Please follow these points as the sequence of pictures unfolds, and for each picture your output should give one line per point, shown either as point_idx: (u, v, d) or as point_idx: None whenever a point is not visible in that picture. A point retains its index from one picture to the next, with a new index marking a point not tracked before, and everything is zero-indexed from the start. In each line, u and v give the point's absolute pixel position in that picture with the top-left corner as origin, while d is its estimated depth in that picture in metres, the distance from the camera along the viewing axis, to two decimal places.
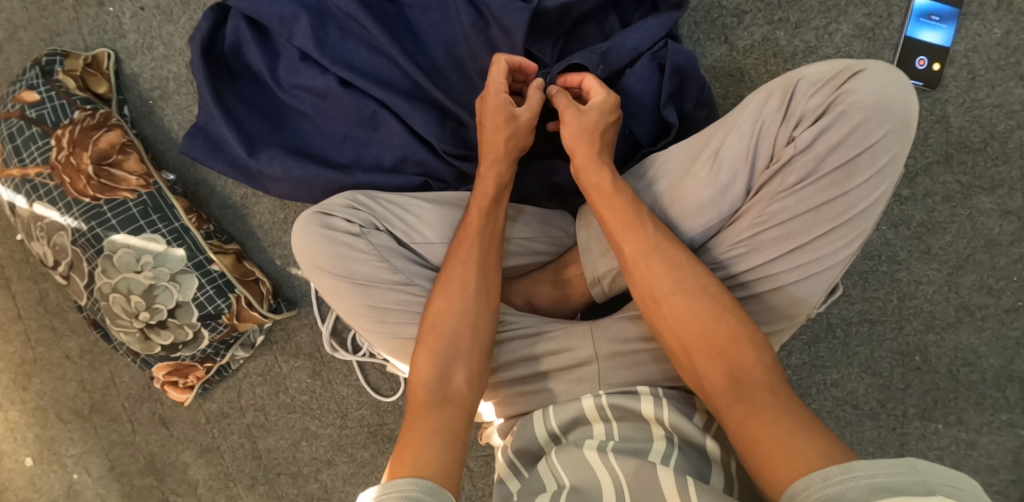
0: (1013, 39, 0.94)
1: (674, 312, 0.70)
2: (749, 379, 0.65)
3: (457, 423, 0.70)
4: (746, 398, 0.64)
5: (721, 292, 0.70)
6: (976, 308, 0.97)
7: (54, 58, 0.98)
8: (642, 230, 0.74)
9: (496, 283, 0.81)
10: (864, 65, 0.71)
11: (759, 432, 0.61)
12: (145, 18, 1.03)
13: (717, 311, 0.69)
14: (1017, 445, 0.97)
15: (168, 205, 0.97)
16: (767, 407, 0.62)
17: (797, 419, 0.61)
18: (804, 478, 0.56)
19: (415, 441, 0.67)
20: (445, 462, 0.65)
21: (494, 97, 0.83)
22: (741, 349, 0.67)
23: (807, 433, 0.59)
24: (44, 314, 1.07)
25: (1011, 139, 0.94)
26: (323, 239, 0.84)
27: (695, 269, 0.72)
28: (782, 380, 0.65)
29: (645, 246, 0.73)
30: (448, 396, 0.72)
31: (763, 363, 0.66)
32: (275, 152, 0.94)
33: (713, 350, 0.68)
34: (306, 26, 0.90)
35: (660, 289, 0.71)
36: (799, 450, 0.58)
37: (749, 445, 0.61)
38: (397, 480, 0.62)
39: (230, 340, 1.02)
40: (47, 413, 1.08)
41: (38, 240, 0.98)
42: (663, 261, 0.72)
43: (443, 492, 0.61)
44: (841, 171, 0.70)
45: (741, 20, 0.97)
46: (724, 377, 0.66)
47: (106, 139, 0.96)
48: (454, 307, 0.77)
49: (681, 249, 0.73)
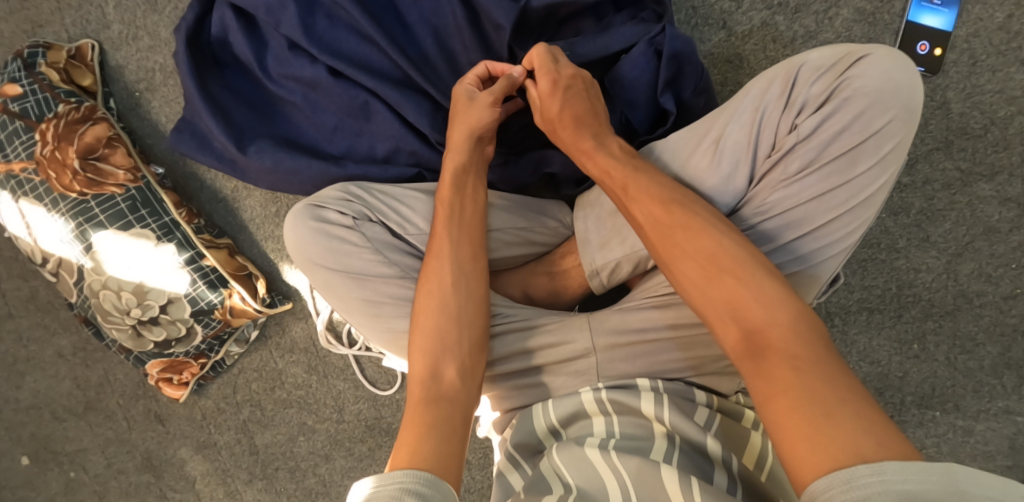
0: (1015, 24, 0.91)
1: (681, 279, 0.65)
2: (767, 345, 0.58)
3: (453, 417, 0.69)
4: (764, 369, 0.57)
5: (729, 254, 0.64)
6: (974, 296, 0.96)
7: (36, 50, 0.96)
8: (647, 200, 0.70)
9: (482, 276, 0.80)
10: (868, 50, 0.71)
11: (779, 417, 0.54)
12: (129, 8, 1.00)
13: (723, 276, 0.62)
14: (1013, 432, 0.97)
15: (157, 199, 0.96)
16: (787, 384, 0.55)
17: (822, 403, 0.53)
18: (824, 477, 0.50)
19: (410, 436, 0.66)
20: (440, 454, 0.64)
21: (455, 91, 0.85)
22: (754, 313, 0.60)
23: (834, 421, 0.52)
24: (35, 312, 1.06)
25: (1012, 124, 0.92)
26: (316, 233, 0.83)
27: (694, 229, 0.66)
28: (806, 337, 0.57)
29: (652, 217, 0.69)
30: (441, 392, 0.71)
31: (783, 320, 0.58)
32: (265, 144, 0.93)
33: (725, 317, 0.61)
34: (294, 14, 0.89)
35: (667, 258, 0.67)
36: (825, 440, 0.52)
37: (772, 432, 0.55)
38: (397, 472, 0.60)
39: (224, 335, 1.01)
40: (42, 412, 1.07)
41: (25, 238, 0.97)
42: (666, 230, 0.68)
43: (443, 485, 0.60)
44: (843, 159, 0.70)
45: (740, 4, 0.93)
46: (740, 342, 0.60)
47: (92, 133, 0.94)
48: (439, 299, 0.77)
49: (687, 210, 0.68)
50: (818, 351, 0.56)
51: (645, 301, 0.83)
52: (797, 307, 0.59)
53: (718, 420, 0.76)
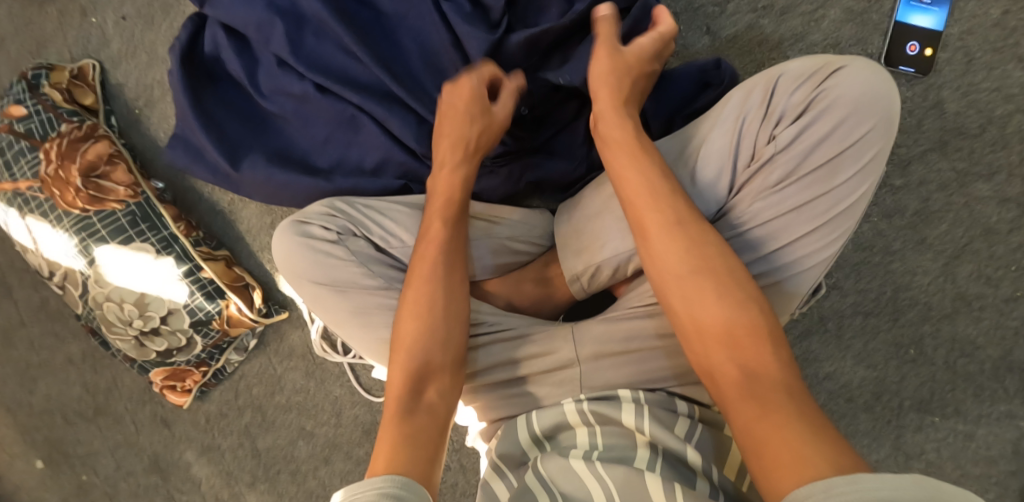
0: (1011, 20, 0.87)
1: (685, 290, 0.66)
2: (766, 376, 0.60)
3: (431, 428, 0.70)
4: (759, 398, 0.59)
5: (741, 278, 0.66)
6: (973, 299, 0.94)
7: (39, 73, 0.99)
8: (667, 199, 0.70)
9: (463, 283, 0.80)
10: (845, 61, 0.70)
11: (767, 435, 0.57)
12: (127, 27, 1.03)
13: (737, 297, 0.64)
14: (1016, 436, 0.96)
15: (157, 214, 0.99)
16: (780, 410, 0.58)
17: (810, 426, 0.56)
18: (805, 487, 0.51)
19: (388, 448, 0.67)
20: (420, 465, 0.66)
21: (468, 87, 0.82)
22: (757, 340, 0.62)
23: (817, 441, 0.55)
24: (46, 320, 1.10)
25: (1010, 123, 0.89)
26: (303, 248, 0.85)
27: (716, 245, 0.67)
28: (797, 378, 0.61)
29: (670, 215, 0.69)
30: (418, 403, 0.72)
31: (782, 357, 0.61)
32: (258, 159, 0.95)
33: (728, 338, 0.63)
34: (282, 32, 0.90)
35: (677, 265, 0.67)
36: (805, 457, 0.54)
37: (753, 447, 0.57)
38: (374, 479, 0.61)
39: (224, 344, 1.04)
40: (54, 416, 1.11)
41: (31, 249, 1.00)
42: (684, 235, 0.67)
43: (417, 490, 0.61)
44: (823, 169, 0.69)
45: (724, 8, 0.90)
46: (736, 371, 0.62)
47: (94, 151, 0.97)
48: (426, 305, 0.77)
49: (704, 223, 0.69)
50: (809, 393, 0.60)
51: (630, 311, 0.84)
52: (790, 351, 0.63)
53: (700, 428, 0.77)
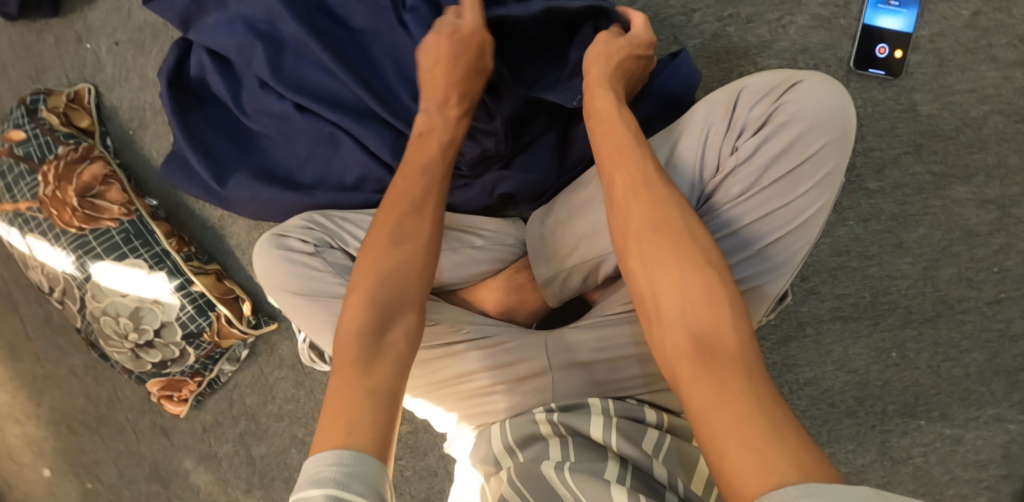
0: (982, 20, 0.89)
1: (650, 253, 0.64)
2: (722, 346, 0.59)
3: (395, 379, 0.64)
4: (712, 368, 0.58)
5: (704, 245, 0.64)
6: (955, 302, 0.93)
7: (37, 98, 1.04)
8: (637, 163, 0.69)
9: (439, 222, 0.74)
10: (802, 76, 0.71)
11: (721, 418, 0.55)
12: (120, 52, 1.07)
13: (698, 263, 0.63)
14: (1006, 440, 0.95)
15: (149, 231, 1.02)
16: (734, 385, 0.56)
17: (766, 410, 0.55)
18: (770, 493, 0.50)
19: (341, 396, 0.62)
20: (377, 422, 0.60)
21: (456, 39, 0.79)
22: (716, 309, 0.61)
23: (775, 432, 0.53)
24: (50, 334, 1.14)
25: (986, 124, 0.90)
26: (282, 260, 0.88)
27: (682, 212, 0.66)
28: (755, 351, 0.59)
29: (636, 180, 0.68)
30: (382, 348, 0.66)
31: (741, 328, 0.60)
32: (243, 177, 0.98)
33: (686, 305, 0.62)
34: (262, 54, 0.93)
35: (642, 228, 0.66)
36: (771, 457, 0.52)
37: (710, 435, 0.55)
38: (333, 449, 0.57)
39: (216, 354, 1.07)
40: (60, 426, 1.15)
41: (26, 253, 1.04)
42: (648, 198, 0.67)
43: (365, 459, 0.57)
44: (784, 181, 0.69)
45: (691, 18, 0.92)
46: (688, 339, 0.60)
47: (89, 172, 1.01)
48: (395, 234, 0.71)
49: (671, 190, 0.67)
50: (765, 371, 0.58)
51: (598, 319, 0.86)
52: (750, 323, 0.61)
53: (668, 438, 0.77)
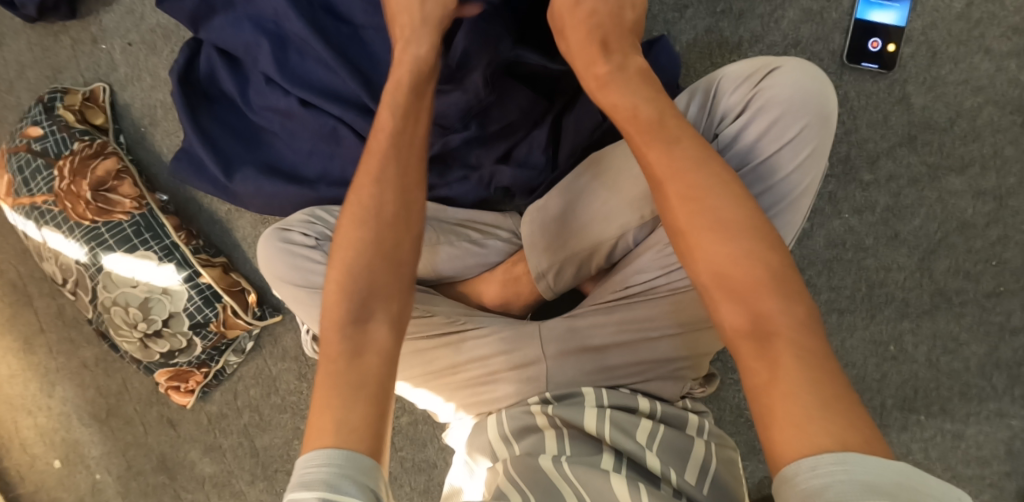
0: (974, 12, 0.90)
1: (693, 237, 0.60)
2: (778, 332, 0.55)
3: (377, 372, 0.64)
4: (769, 354, 0.55)
5: (755, 225, 0.60)
6: (953, 294, 0.93)
7: (55, 95, 1.08)
8: (676, 140, 0.64)
9: (411, 204, 0.71)
10: (781, 62, 0.71)
11: (772, 401, 0.53)
12: (133, 53, 1.11)
13: (748, 245, 0.58)
14: (1008, 435, 0.93)
15: (159, 224, 1.05)
16: (790, 371, 0.54)
17: (822, 391, 0.53)
18: (808, 461, 0.50)
19: (325, 393, 0.62)
20: (360, 422, 0.60)
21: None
22: (769, 293, 0.57)
23: (827, 413, 0.51)
24: (63, 327, 1.18)
25: (980, 115, 0.91)
26: (283, 253, 0.90)
27: (724, 189, 0.61)
28: (812, 334, 0.55)
29: (676, 159, 0.63)
30: (362, 342, 0.65)
31: (795, 312, 0.56)
32: (249, 172, 1.00)
33: (738, 290, 0.58)
34: (268, 52, 0.95)
35: (686, 210, 0.61)
36: (819, 436, 0.51)
37: (761, 416, 0.54)
38: (319, 455, 0.58)
39: (222, 346, 1.09)
40: (71, 417, 1.18)
41: (38, 240, 1.07)
42: (691, 178, 0.62)
43: (354, 461, 0.57)
44: (763, 166, 0.69)
45: (683, 13, 0.93)
46: (747, 325, 0.57)
47: (103, 167, 1.05)
48: (363, 217, 0.69)
49: (717, 166, 0.62)
50: (824, 353, 0.55)
51: (592, 308, 0.85)
52: (806, 304, 0.57)
53: (662, 428, 0.76)
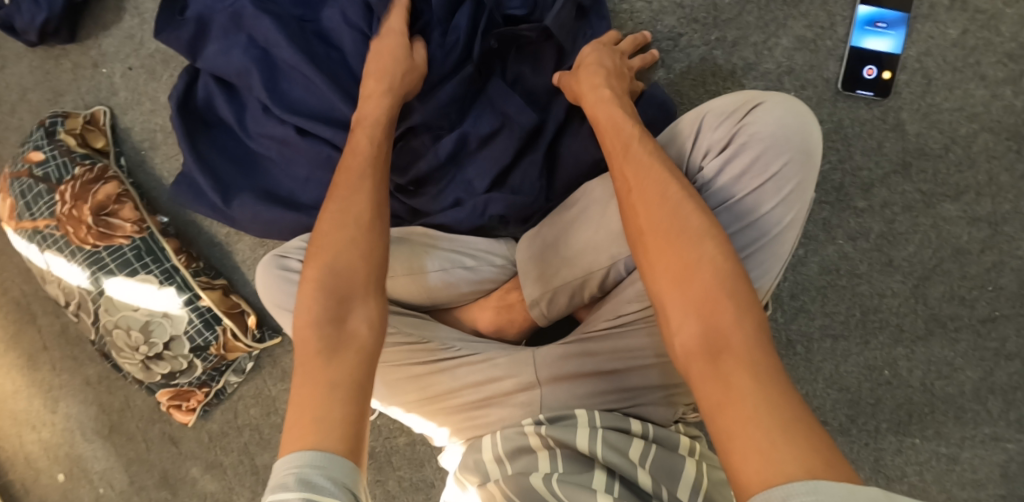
0: (970, 39, 0.91)
1: (651, 253, 0.63)
2: (728, 347, 0.56)
3: (354, 372, 0.65)
4: (721, 371, 0.55)
5: (711, 240, 0.61)
6: (948, 320, 0.93)
7: (56, 120, 1.09)
8: (637, 161, 0.68)
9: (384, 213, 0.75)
10: (764, 97, 0.72)
11: (732, 422, 0.53)
12: (132, 77, 1.12)
13: (700, 260, 0.60)
14: (1003, 459, 0.93)
15: (159, 247, 1.06)
16: (741, 389, 0.53)
17: (783, 411, 0.52)
18: (775, 491, 0.48)
19: (306, 396, 0.63)
20: (338, 420, 0.61)
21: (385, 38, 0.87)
22: (719, 307, 0.58)
23: (784, 435, 0.51)
24: (66, 345, 1.19)
25: (975, 142, 0.91)
26: (280, 279, 0.91)
27: (678, 205, 0.64)
28: (762, 349, 0.56)
29: (637, 179, 0.67)
30: (341, 343, 0.67)
31: (745, 328, 0.57)
32: (247, 198, 1.01)
33: (692, 304, 0.59)
34: (259, 79, 0.96)
35: (647, 226, 0.64)
36: (776, 460, 0.50)
37: (719, 440, 0.53)
38: (296, 455, 0.59)
39: (223, 366, 1.10)
40: (74, 434, 1.20)
41: (43, 270, 1.09)
42: (653, 196, 0.65)
43: (331, 459, 0.58)
44: (747, 200, 0.70)
45: (677, 42, 0.95)
46: (699, 339, 0.58)
47: (104, 192, 1.05)
48: (344, 223, 0.73)
49: (675, 184, 0.65)
50: (778, 368, 0.55)
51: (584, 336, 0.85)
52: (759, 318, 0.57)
53: (655, 446, 0.77)
